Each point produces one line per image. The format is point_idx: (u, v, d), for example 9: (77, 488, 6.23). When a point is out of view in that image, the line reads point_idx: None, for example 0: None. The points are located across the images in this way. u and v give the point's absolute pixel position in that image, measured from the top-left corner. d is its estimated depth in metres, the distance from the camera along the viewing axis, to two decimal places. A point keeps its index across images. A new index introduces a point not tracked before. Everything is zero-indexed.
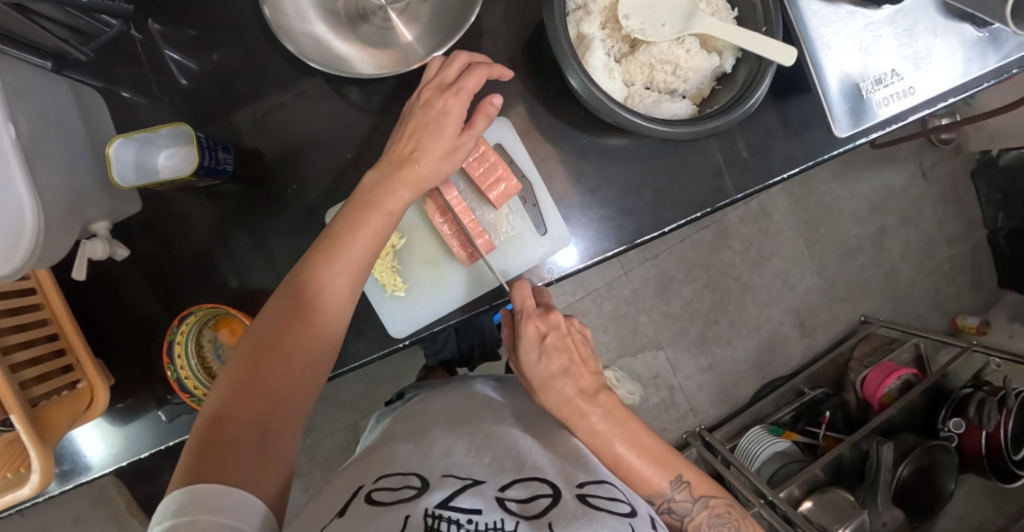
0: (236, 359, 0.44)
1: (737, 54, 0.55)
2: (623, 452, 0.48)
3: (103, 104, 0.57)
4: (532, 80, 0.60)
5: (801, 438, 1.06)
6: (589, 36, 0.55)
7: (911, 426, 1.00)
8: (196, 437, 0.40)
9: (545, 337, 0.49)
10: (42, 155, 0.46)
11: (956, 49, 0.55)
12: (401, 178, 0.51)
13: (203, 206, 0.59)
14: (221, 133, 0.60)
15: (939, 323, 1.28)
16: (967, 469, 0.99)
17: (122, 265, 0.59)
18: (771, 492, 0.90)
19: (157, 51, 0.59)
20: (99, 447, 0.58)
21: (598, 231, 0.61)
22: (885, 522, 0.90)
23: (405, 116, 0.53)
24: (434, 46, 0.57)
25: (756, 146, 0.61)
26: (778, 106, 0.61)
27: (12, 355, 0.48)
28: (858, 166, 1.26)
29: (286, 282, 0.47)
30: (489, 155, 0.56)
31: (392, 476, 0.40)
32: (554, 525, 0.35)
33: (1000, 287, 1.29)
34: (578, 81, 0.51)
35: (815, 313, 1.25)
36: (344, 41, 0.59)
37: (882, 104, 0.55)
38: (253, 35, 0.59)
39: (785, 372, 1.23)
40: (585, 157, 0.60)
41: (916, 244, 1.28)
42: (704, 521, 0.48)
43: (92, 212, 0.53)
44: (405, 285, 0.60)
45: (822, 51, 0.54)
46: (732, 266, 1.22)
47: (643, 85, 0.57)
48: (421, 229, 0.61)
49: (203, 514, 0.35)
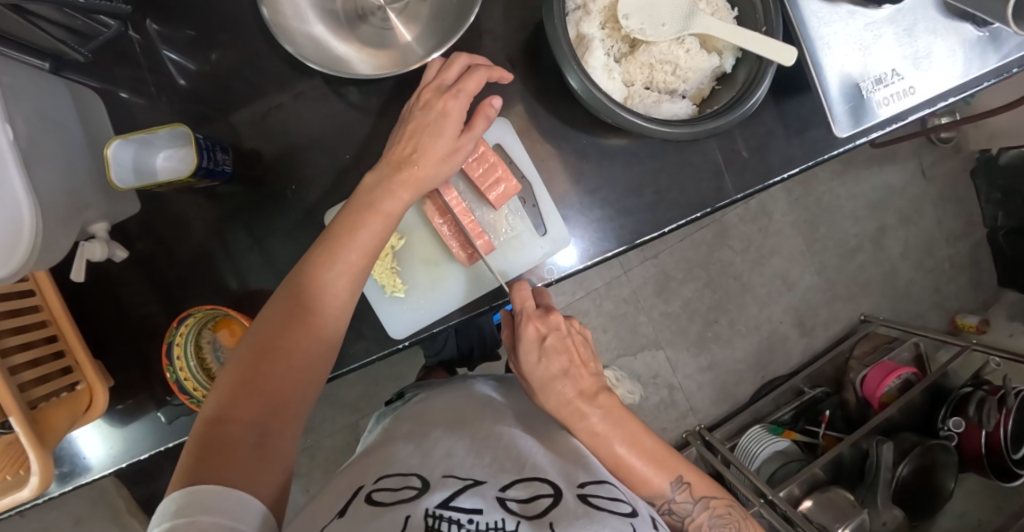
0: (236, 360, 0.44)
1: (737, 54, 0.55)
2: (623, 453, 0.48)
3: (101, 104, 0.57)
4: (532, 81, 0.60)
5: (800, 437, 1.06)
6: (589, 36, 0.54)
7: (911, 424, 1.00)
8: (196, 438, 0.40)
9: (545, 338, 0.49)
10: (40, 156, 0.46)
11: (956, 48, 0.55)
12: (400, 180, 0.51)
13: (201, 207, 0.59)
14: (220, 133, 0.59)
15: (939, 322, 1.28)
16: (966, 468, 0.99)
17: (121, 266, 0.59)
18: (771, 491, 0.90)
19: (155, 51, 0.59)
20: (99, 449, 0.58)
21: (598, 232, 0.60)
22: (885, 521, 0.89)
23: (405, 117, 0.53)
24: (433, 46, 0.57)
25: (756, 146, 0.61)
26: (778, 106, 0.61)
27: (11, 357, 0.48)
28: (858, 165, 1.26)
29: (286, 282, 0.47)
30: (489, 156, 0.56)
31: (392, 476, 0.40)
32: (555, 525, 0.35)
33: (999, 286, 1.29)
34: (578, 81, 0.51)
35: (814, 312, 1.25)
36: (343, 42, 0.58)
37: (882, 104, 0.55)
38: (251, 35, 0.59)
39: (785, 371, 1.23)
40: (585, 158, 0.60)
41: (916, 243, 1.28)
42: (704, 522, 0.49)
43: (90, 214, 0.53)
44: (404, 286, 0.60)
45: (822, 51, 0.54)
46: (731, 265, 1.22)
47: (643, 86, 0.57)
48: (421, 230, 0.61)
49: (202, 515, 0.35)
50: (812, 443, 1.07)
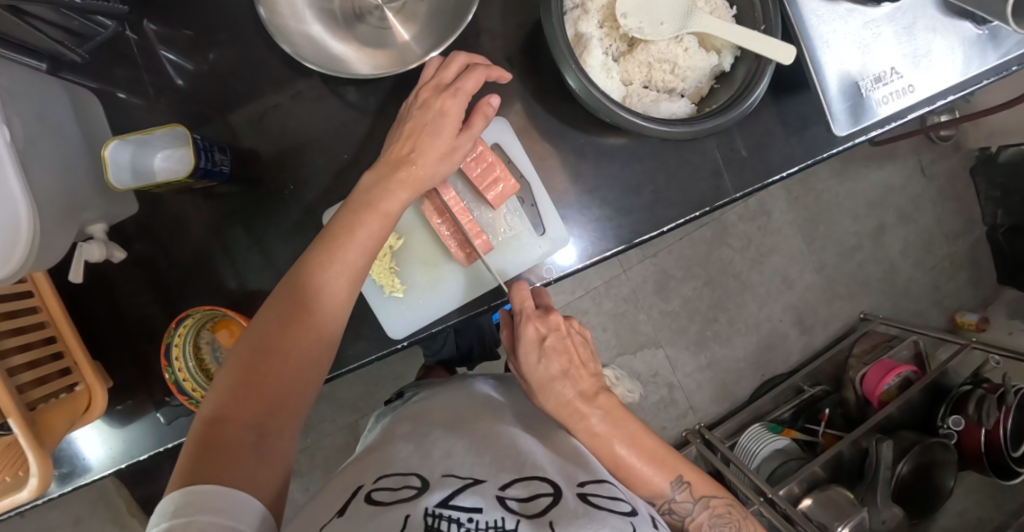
0: (235, 359, 0.44)
1: (736, 52, 0.55)
2: (623, 453, 0.48)
3: (98, 104, 0.57)
4: (530, 80, 0.60)
5: (801, 435, 1.06)
6: (587, 35, 0.54)
7: (911, 422, 1.01)
8: (194, 437, 0.40)
9: (545, 338, 0.49)
10: (38, 158, 0.46)
11: (956, 46, 0.55)
12: (398, 179, 0.51)
13: (200, 208, 0.59)
14: (218, 134, 0.59)
15: (939, 320, 1.28)
16: (966, 466, 0.99)
17: (120, 267, 0.59)
18: (771, 490, 0.90)
19: (152, 51, 0.59)
20: (99, 449, 0.58)
21: (597, 231, 0.60)
22: (886, 519, 0.88)
23: (403, 117, 0.53)
24: (431, 45, 0.56)
25: (755, 144, 0.61)
26: (777, 105, 0.61)
27: (10, 359, 0.48)
28: (857, 163, 1.25)
29: (285, 281, 0.47)
30: (487, 155, 0.56)
31: (392, 476, 0.40)
32: (555, 524, 0.35)
33: (999, 284, 1.29)
34: (576, 80, 0.50)
35: (814, 311, 1.25)
36: (341, 41, 0.58)
37: (882, 103, 0.55)
38: (249, 35, 0.59)
39: (784, 370, 1.23)
40: (584, 157, 0.60)
41: (916, 241, 1.28)
42: (705, 522, 0.49)
43: (88, 215, 0.53)
44: (403, 286, 0.60)
45: (821, 49, 0.54)
46: (731, 263, 1.22)
47: (642, 85, 0.57)
48: (419, 230, 0.61)
49: (201, 515, 0.35)
50: (812, 441, 1.07)
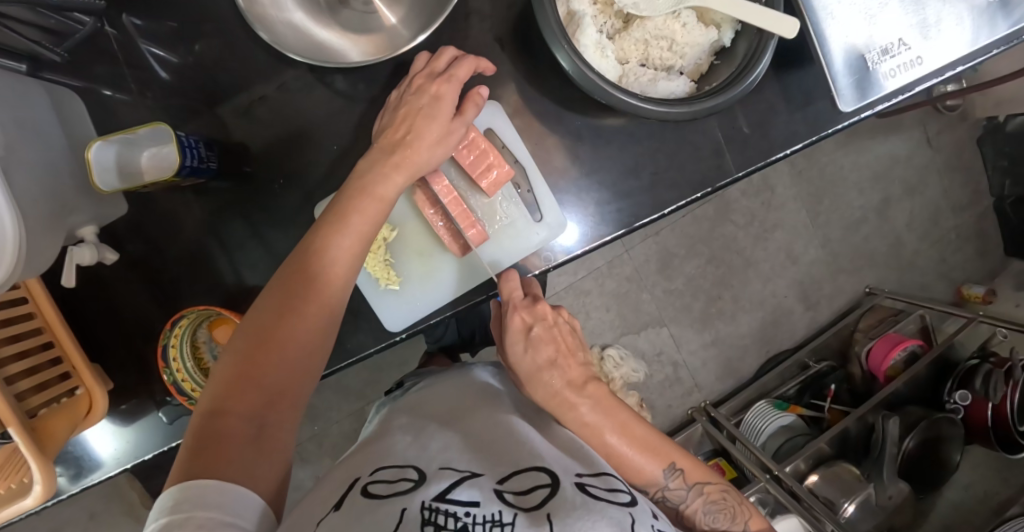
0: (234, 350, 0.43)
1: (737, 27, 0.53)
2: (614, 442, 0.48)
3: (81, 103, 0.55)
4: (521, 62, 0.58)
5: (806, 411, 1.06)
6: (579, 12, 0.52)
7: (915, 395, 1.00)
8: (194, 432, 0.39)
9: (531, 329, 0.48)
10: (20, 161, 0.45)
11: (966, 15, 0.52)
12: (392, 164, 0.50)
13: (190, 205, 0.58)
14: (205, 128, 0.58)
15: (945, 293, 1.27)
16: (971, 439, 0.98)
17: (114, 269, 0.58)
18: (777, 467, 0.90)
19: (135, 46, 0.57)
20: (104, 450, 0.58)
21: (597, 215, 0.59)
22: (891, 494, 0.88)
23: (394, 105, 0.52)
24: (420, 29, 0.54)
25: (758, 121, 0.59)
26: (779, 79, 0.58)
27: (7, 368, 0.48)
28: (862, 135, 1.22)
29: (282, 271, 0.46)
30: (479, 142, 0.54)
31: (388, 469, 0.40)
32: (552, 516, 0.34)
33: (1006, 256, 1.28)
34: (568, 60, 0.48)
35: (818, 286, 1.24)
36: (324, 28, 0.56)
37: (889, 76, 0.52)
38: (230, 26, 0.57)
39: (789, 345, 1.23)
40: (580, 140, 0.58)
41: (922, 214, 1.26)
42: (698, 508, 0.49)
43: (76, 219, 0.52)
44: (398, 278, 0.59)
45: (825, 21, 0.51)
46: (734, 240, 1.21)
47: (638, 63, 0.56)
48: (412, 221, 0.60)
49: (199, 511, 0.34)
50: (817, 417, 1.06)
